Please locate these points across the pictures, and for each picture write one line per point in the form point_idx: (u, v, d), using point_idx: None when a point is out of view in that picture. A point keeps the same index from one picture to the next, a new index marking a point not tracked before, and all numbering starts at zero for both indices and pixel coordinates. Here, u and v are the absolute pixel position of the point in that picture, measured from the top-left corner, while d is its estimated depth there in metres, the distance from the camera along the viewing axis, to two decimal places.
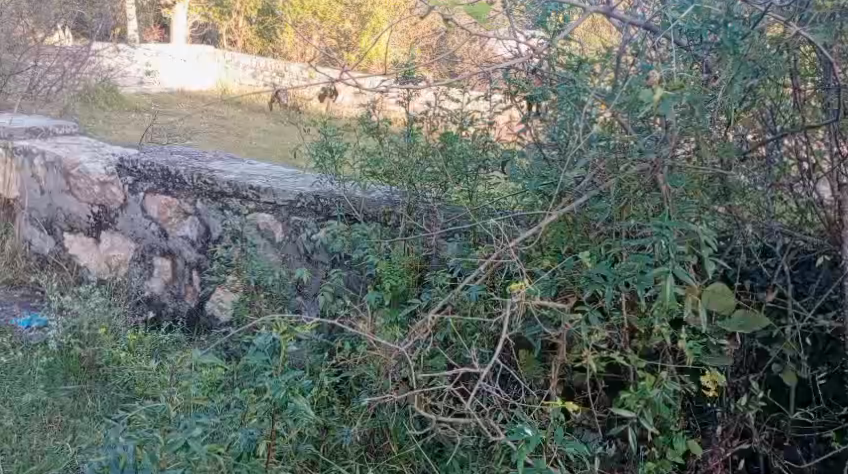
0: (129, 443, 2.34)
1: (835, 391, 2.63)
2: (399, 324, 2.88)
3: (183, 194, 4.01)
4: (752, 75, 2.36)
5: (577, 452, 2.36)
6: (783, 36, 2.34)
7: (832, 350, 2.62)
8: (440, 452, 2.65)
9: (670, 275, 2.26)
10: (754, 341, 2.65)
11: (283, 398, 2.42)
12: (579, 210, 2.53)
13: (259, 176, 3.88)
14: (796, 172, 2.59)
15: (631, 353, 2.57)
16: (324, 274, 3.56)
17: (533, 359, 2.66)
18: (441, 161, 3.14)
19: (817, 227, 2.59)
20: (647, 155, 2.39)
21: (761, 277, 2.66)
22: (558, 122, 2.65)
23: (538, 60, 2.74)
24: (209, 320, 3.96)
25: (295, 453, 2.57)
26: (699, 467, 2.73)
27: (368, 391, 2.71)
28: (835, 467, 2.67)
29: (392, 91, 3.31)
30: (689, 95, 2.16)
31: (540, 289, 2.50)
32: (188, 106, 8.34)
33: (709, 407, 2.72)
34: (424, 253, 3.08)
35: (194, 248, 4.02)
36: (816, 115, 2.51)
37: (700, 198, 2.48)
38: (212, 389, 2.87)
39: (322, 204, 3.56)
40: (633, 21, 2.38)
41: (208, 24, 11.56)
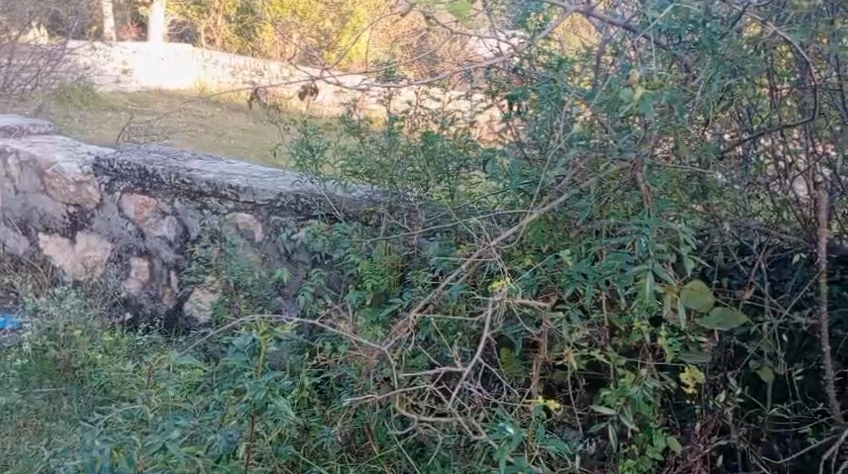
0: (106, 446, 2.30)
1: (811, 387, 2.68)
2: (380, 324, 2.85)
3: (161, 194, 4.00)
4: (728, 75, 2.37)
5: (560, 450, 2.40)
6: (760, 36, 2.35)
7: (808, 346, 2.65)
8: (422, 452, 2.64)
9: (650, 272, 2.29)
10: (732, 338, 2.67)
11: (264, 399, 2.39)
12: (561, 208, 2.55)
13: (238, 176, 3.86)
14: (773, 171, 2.61)
15: (610, 351, 2.60)
16: (305, 274, 3.55)
17: (514, 357, 2.67)
18: (422, 161, 3.16)
19: (793, 225, 2.61)
20: (627, 154, 2.41)
21: (738, 275, 2.69)
22: (539, 121, 2.68)
23: (519, 59, 2.76)
24: (188, 321, 3.92)
25: (276, 455, 2.61)
26: (679, 464, 2.71)
27: (349, 391, 2.71)
28: (811, 462, 2.71)
29: (373, 90, 3.32)
30: (669, 94, 2.16)
31: (522, 288, 2.51)
32: (165, 105, 8.27)
33: (687, 404, 2.74)
34: (405, 253, 3.09)
35: (172, 249, 4.00)
36: (793, 115, 2.52)
37: (679, 196, 2.49)
38: (190, 390, 2.92)
39: (302, 203, 3.56)
40: (612, 20, 2.40)
41: (184, 25, 11.44)
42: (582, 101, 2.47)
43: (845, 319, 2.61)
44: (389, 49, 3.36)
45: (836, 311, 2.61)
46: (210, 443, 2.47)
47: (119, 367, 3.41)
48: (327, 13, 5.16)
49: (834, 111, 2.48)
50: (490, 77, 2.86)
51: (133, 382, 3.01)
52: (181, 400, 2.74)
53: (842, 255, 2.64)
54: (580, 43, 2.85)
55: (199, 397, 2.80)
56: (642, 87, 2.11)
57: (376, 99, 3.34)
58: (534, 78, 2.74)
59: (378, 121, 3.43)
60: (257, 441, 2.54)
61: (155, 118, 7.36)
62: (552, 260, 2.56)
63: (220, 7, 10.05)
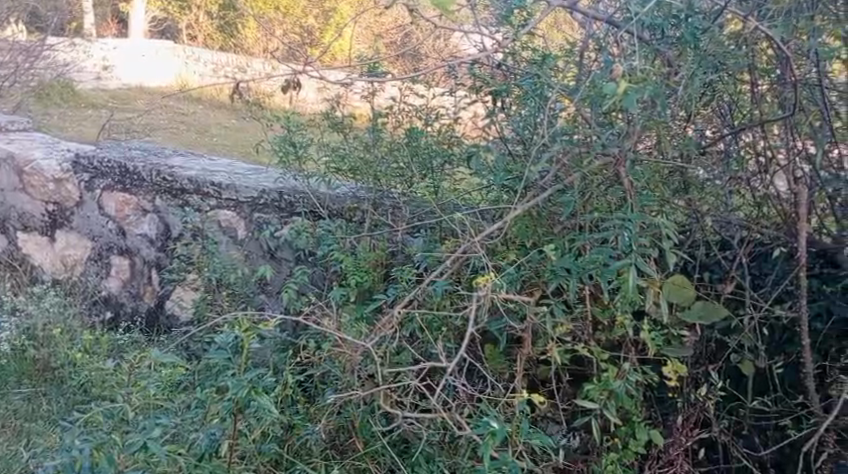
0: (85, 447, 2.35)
1: (791, 380, 2.70)
2: (365, 321, 2.85)
3: (142, 191, 3.98)
4: (710, 70, 2.39)
5: (543, 445, 2.40)
6: (742, 32, 2.37)
7: (788, 340, 2.67)
8: (407, 448, 2.65)
9: (633, 267, 2.31)
10: (713, 333, 2.69)
11: (246, 397, 2.39)
12: (545, 203, 2.57)
13: (220, 172, 3.85)
14: (754, 166, 2.60)
15: (594, 345, 2.60)
16: (289, 272, 3.54)
17: (498, 353, 2.67)
18: (406, 157, 3.16)
19: (773, 220, 2.62)
20: (610, 149, 2.41)
21: (720, 269, 2.70)
22: (523, 117, 2.72)
23: (503, 55, 2.76)
24: (170, 320, 3.91)
25: (259, 453, 2.58)
26: (661, 457, 2.73)
27: (333, 388, 2.71)
28: (791, 454, 2.73)
29: (357, 86, 3.33)
30: (651, 89, 2.17)
31: (506, 283, 2.51)
32: (146, 102, 8.22)
33: (669, 398, 2.75)
34: (390, 249, 3.11)
35: (154, 246, 3.98)
36: (772, 111, 2.51)
37: (661, 192, 2.52)
38: (173, 390, 2.91)
39: (285, 200, 3.57)
40: (596, 16, 2.41)
41: (165, 21, 11.33)
42: (566, 96, 2.50)
43: (824, 311, 2.63)
44: (373, 45, 3.35)
45: (816, 304, 2.64)
46: (191, 441, 2.49)
47: (98, 366, 3.36)
48: (310, 9, 5.13)
49: (814, 107, 2.48)
50: (474, 72, 2.86)
51: (114, 381, 3.00)
52: (162, 399, 2.73)
53: (822, 249, 2.64)
54: (563, 39, 2.87)
55: (180, 397, 2.79)
56: (626, 81, 2.12)
57: (360, 95, 3.36)
58: (518, 74, 2.75)
59: (361, 117, 3.41)
60: (240, 438, 2.50)
61: (136, 115, 7.32)
62: (536, 255, 2.57)
63: (201, 2, 9.97)
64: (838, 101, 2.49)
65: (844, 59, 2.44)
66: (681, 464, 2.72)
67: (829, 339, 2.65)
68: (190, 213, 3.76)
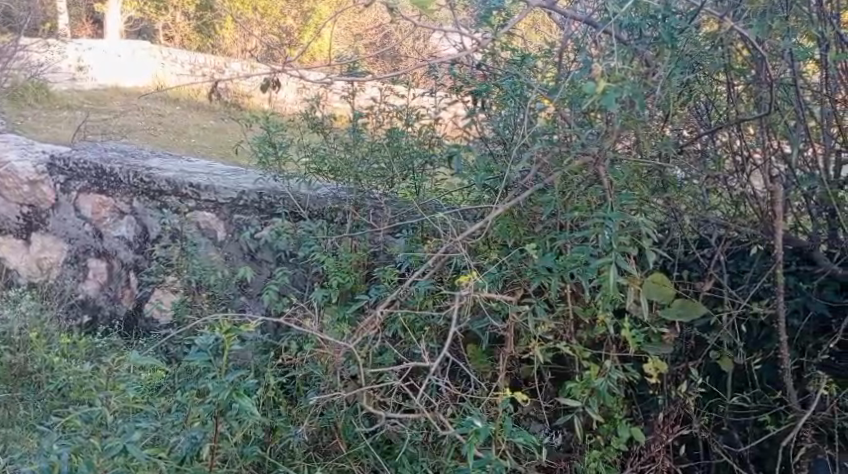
0: (63, 452, 2.34)
1: (770, 376, 2.72)
2: (347, 321, 2.86)
3: (119, 193, 3.98)
4: (687, 70, 2.43)
5: (526, 442, 2.40)
6: (718, 33, 2.40)
7: (767, 336, 2.69)
8: (390, 450, 2.66)
9: (613, 265, 2.32)
10: (693, 330, 2.69)
11: (228, 399, 2.39)
12: (527, 202, 2.58)
13: (198, 174, 3.85)
14: (731, 165, 2.62)
15: (575, 343, 2.61)
16: (270, 274, 3.54)
17: (480, 353, 2.69)
18: (387, 156, 3.17)
19: (751, 218, 2.63)
20: (589, 148, 2.43)
21: (698, 268, 2.73)
22: (505, 117, 2.74)
23: (482, 55, 2.77)
24: (148, 323, 3.88)
25: (242, 456, 2.55)
26: (642, 454, 2.74)
27: (315, 389, 2.71)
28: (770, 449, 2.75)
29: (337, 87, 3.33)
30: (630, 89, 2.18)
31: (488, 282, 2.53)
32: (123, 103, 8.17)
33: (651, 395, 2.76)
34: (371, 249, 3.10)
35: (131, 249, 3.98)
36: (748, 111, 2.54)
37: (641, 191, 2.52)
38: (153, 393, 2.92)
39: (265, 201, 3.58)
40: (574, 15, 2.42)
41: (141, 21, 11.27)
42: (546, 97, 2.54)
43: (801, 308, 2.65)
44: (352, 45, 3.35)
45: (793, 302, 2.65)
46: (172, 445, 2.48)
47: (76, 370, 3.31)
48: (287, 11, 5.10)
49: (789, 108, 2.50)
50: (454, 72, 2.89)
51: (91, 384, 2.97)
52: (142, 402, 2.73)
53: (798, 247, 2.64)
54: (542, 40, 2.89)
55: (160, 400, 2.79)
56: (605, 80, 2.14)
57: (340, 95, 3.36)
58: (498, 74, 2.75)
59: (342, 118, 3.42)
60: (222, 442, 2.48)
61: (112, 116, 7.27)
62: (518, 254, 2.59)
63: (178, 2, 9.92)
64: (812, 101, 2.52)
65: (818, 60, 2.47)
66: (662, 460, 2.72)
67: (806, 336, 2.67)
68: (167, 214, 3.75)
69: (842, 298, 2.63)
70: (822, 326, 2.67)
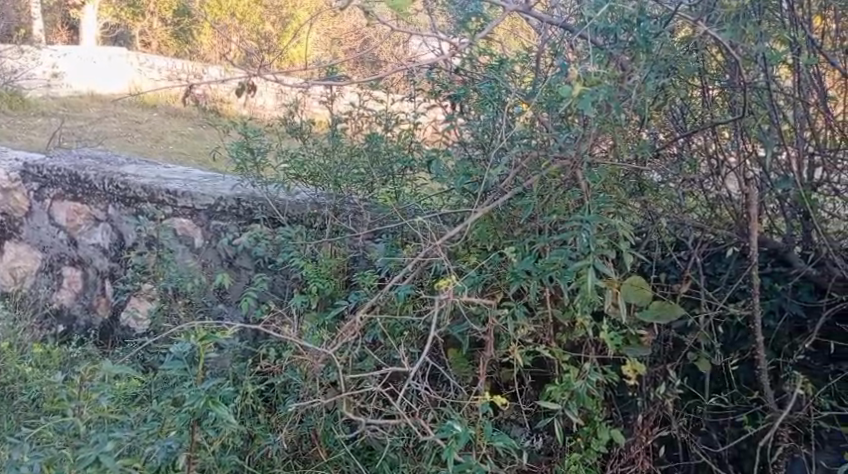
0: (34, 462, 2.38)
1: (747, 377, 2.74)
2: (326, 327, 2.86)
3: (94, 199, 3.92)
4: (662, 74, 2.41)
5: (507, 446, 2.44)
6: (692, 37, 2.42)
7: (743, 337, 2.71)
8: (370, 456, 2.67)
9: (592, 268, 2.34)
10: (670, 332, 2.72)
11: (203, 407, 2.38)
12: (505, 206, 2.58)
13: (174, 180, 3.81)
14: (706, 169, 2.65)
15: (555, 346, 2.63)
16: (249, 280, 3.52)
17: (462, 357, 2.69)
18: (367, 162, 3.17)
19: (727, 220, 2.65)
20: (567, 152, 2.45)
21: (676, 270, 2.74)
22: (482, 121, 2.75)
23: (460, 60, 2.80)
24: (125, 332, 3.85)
25: (220, 466, 2.55)
26: (622, 456, 2.75)
27: (295, 397, 2.70)
28: (748, 450, 2.75)
29: (316, 91, 3.33)
30: (606, 92, 2.22)
31: (467, 287, 2.53)
32: (98, 110, 8.11)
33: (630, 397, 2.78)
34: (351, 254, 3.12)
35: (107, 256, 3.92)
36: (723, 114, 2.58)
37: (618, 193, 2.53)
38: (128, 402, 2.90)
39: (244, 207, 3.53)
40: (551, 20, 2.42)
41: (117, 27, 11.22)
42: (524, 101, 2.59)
43: (777, 309, 2.68)
44: (331, 50, 3.36)
45: (768, 303, 2.68)
46: (147, 454, 2.44)
47: (50, 380, 3.28)
48: (265, 16, 5.04)
49: (763, 111, 2.50)
50: (432, 77, 2.91)
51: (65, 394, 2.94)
52: (117, 412, 2.71)
53: (773, 249, 2.67)
54: (520, 45, 2.90)
55: (135, 409, 2.77)
56: (580, 83, 2.18)
57: (319, 100, 3.36)
58: (476, 79, 2.79)
59: (321, 124, 3.42)
60: (200, 451, 2.48)
61: (87, 122, 7.23)
62: (497, 258, 2.59)
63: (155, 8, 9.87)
64: (785, 105, 2.54)
65: (791, 65, 2.48)
66: (641, 462, 2.74)
67: (782, 337, 2.70)
68: (143, 220, 3.65)
69: (816, 298, 2.65)
70: (797, 327, 2.70)
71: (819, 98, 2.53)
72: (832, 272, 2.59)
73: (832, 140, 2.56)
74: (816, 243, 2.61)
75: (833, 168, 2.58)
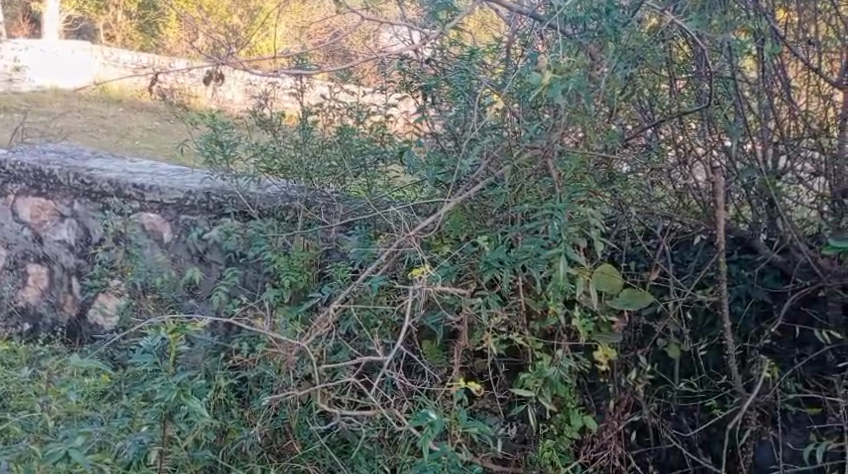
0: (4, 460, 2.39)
1: (716, 362, 2.75)
2: (300, 320, 2.87)
3: (59, 194, 3.87)
4: (630, 64, 2.42)
5: (481, 432, 2.43)
6: (659, 26, 2.42)
7: (711, 323, 2.74)
8: (346, 449, 2.68)
9: (564, 256, 2.38)
10: (640, 319, 2.75)
11: (176, 400, 2.38)
12: (477, 197, 2.60)
13: (142, 174, 3.76)
14: (674, 158, 2.65)
15: (528, 335, 2.64)
16: (219, 275, 3.51)
17: (436, 348, 2.70)
18: (339, 154, 3.17)
19: (694, 210, 2.67)
20: (537, 142, 2.46)
21: (645, 259, 2.77)
22: (453, 113, 2.78)
23: (431, 50, 2.80)
24: (93, 329, 3.81)
25: (193, 461, 2.54)
26: (595, 442, 2.77)
27: (268, 390, 2.70)
28: (718, 433, 2.79)
29: (285, 82, 3.34)
30: (576, 82, 2.27)
31: (441, 276, 2.55)
32: (62, 105, 8.01)
33: (602, 383, 2.80)
34: (324, 248, 3.13)
35: (73, 253, 3.87)
36: (690, 103, 2.60)
37: (588, 182, 2.53)
38: (97, 399, 2.86)
39: (213, 201, 3.50)
40: (519, 10, 2.48)
41: (81, 21, 11.06)
42: (494, 90, 2.58)
43: (743, 295, 2.72)
44: (298, 40, 3.33)
45: (735, 289, 2.72)
46: (118, 450, 2.43)
47: (16, 377, 3.23)
48: (233, 7, 4.97)
49: (729, 102, 2.56)
50: (403, 68, 2.88)
51: (31, 390, 2.90)
52: (86, 408, 2.69)
53: (739, 237, 2.72)
54: (490, 36, 2.89)
55: (105, 405, 2.76)
56: (550, 73, 2.26)
57: (289, 92, 3.35)
58: (447, 69, 2.79)
59: (291, 118, 3.37)
60: (172, 446, 2.48)
61: (51, 117, 7.14)
62: (470, 247, 2.61)
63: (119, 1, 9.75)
64: (750, 96, 2.57)
65: (755, 55, 2.51)
66: (614, 447, 2.75)
67: (748, 322, 2.73)
68: (110, 215, 3.59)
69: (782, 284, 2.69)
70: (763, 312, 2.73)
71: (782, 88, 2.55)
72: (796, 258, 2.63)
73: (795, 130, 2.58)
74: (781, 230, 2.64)
75: (797, 157, 2.60)
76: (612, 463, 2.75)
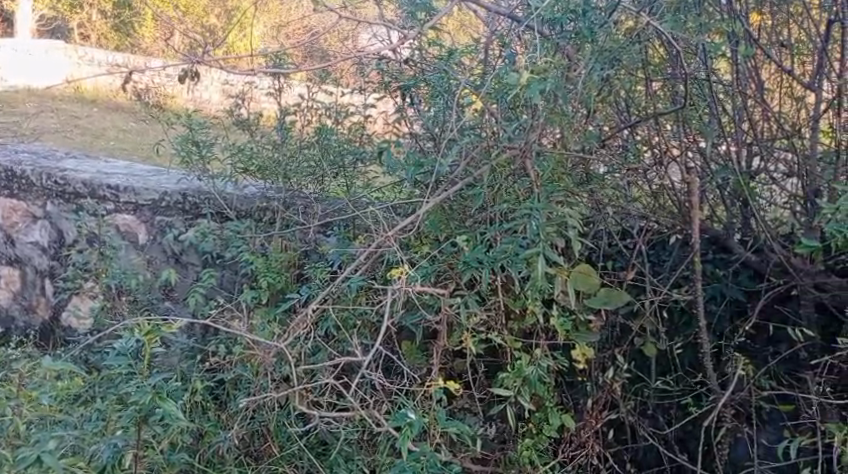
0: None
1: (691, 360, 2.79)
2: (277, 321, 2.88)
3: (32, 196, 3.80)
4: (607, 66, 2.43)
5: (460, 431, 2.44)
6: (635, 27, 2.43)
7: (686, 322, 2.77)
8: (324, 450, 2.68)
9: (542, 255, 2.39)
10: (618, 318, 2.75)
11: (150, 402, 2.36)
12: (456, 196, 2.62)
13: (117, 175, 3.73)
14: (650, 159, 2.67)
15: (507, 334, 2.65)
16: (196, 276, 3.51)
17: (415, 348, 2.71)
18: (317, 154, 3.18)
19: (670, 210, 2.70)
20: (516, 142, 2.48)
21: (622, 258, 2.78)
22: (431, 113, 2.78)
23: (410, 50, 2.81)
24: (66, 332, 3.77)
25: (169, 464, 2.53)
26: (573, 440, 2.78)
27: (245, 392, 2.69)
28: (693, 431, 2.82)
29: (262, 81, 3.34)
30: (552, 82, 2.31)
31: (420, 277, 2.55)
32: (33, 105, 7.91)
33: (580, 382, 2.81)
34: (302, 249, 3.12)
35: (46, 255, 3.80)
36: (666, 105, 2.62)
37: (565, 182, 2.54)
38: (70, 402, 2.83)
39: (190, 202, 3.50)
40: (498, 10, 2.52)
41: (53, 21, 10.91)
42: (472, 91, 2.58)
43: (718, 294, 2.74)
44: (276, 39, 3.33)
45: (710, 288, 2.74)
46: (92, 453, 2.41)
47: None
48: (209, 7, 4.95)
49: (703, 104, 2.58)
50: (381, 68, 2.89)
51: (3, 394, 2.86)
52: (59, 412, 2.66)
53: (714, 236, 2.72)
54: (468, 38, 2.90)
55: (79, 408, 2.73)
56: (527, 73, 2.29)
57: (266, 92, 3.34)
58: (425, 69, 2.79)
59: (270, 118, 3.39)
60: (148, 450, 2.46)
61: (22, 117, 7.01)
62: (449, 247, 2.62)
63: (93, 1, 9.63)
64: (725, 98, 2.60)
65: (729, 58, 2.54)
66: (592, 446, 2.76)
67: (723, 320, 2.76)
68: (83, 216, 3.53)
69: (756, 283, 2.72)
70: (737, 310, 2.76)
71: (756, 89, 2.58)
72: (769, 258, 2.65)
73: (769, 131, 2.61)
74: (755, 229, 2.67)
75: (770, 158, 2.63)
76: (590, 461, 2.77)
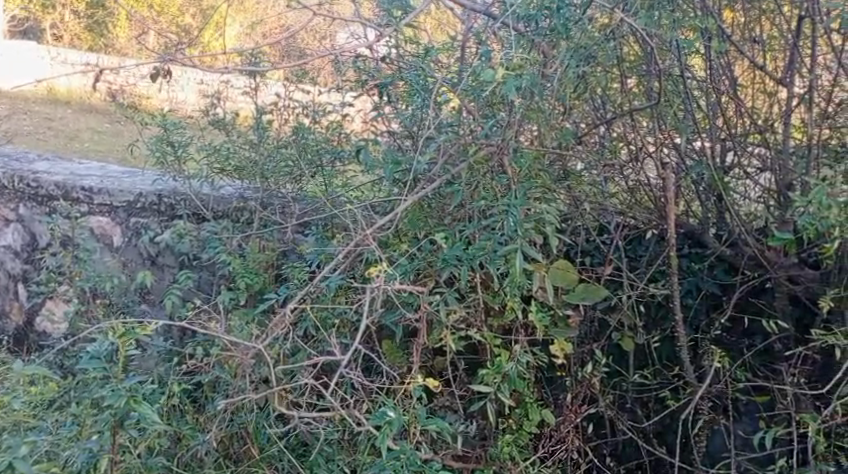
0: None
1: (668, 353, 2.83)
2: (256, 320, 2.87)
3: (3, 199, 3.75)
4: (582, 62, 2.46)
5: (440, 428, 2.45)
6: (609, 24, 2.45)
7: (664, 316, 2.80)
8: (305, 451, 2.67)
9: (520, 252, 2.40)
10: (596, 313, 2.77)
11: (125, 406, 2.34)
12: (433, 194, 2.62)
13: (90, 177, 3.71)
14: (626, 155, 2.68)
15: (486, 331, 2.65)
16: (173, 278, 3.50)
17: (396, 348, 2.70)
18: (295, 152, 3.17)
19: (646, 205, 2.72)
20: (493, 139, 2.49)
21: (600, 254, 2.79)
22: (409, 112, 2.78)
23: (387, 48, 2.81)
24: (41, 336, 3.73)
25: (147, 470, 2.49)
26: (553, 435, 2.77)
27: (223, 394, 2.69)
28: (671, 424, 2.85)
29: (239, 79, 3.34)
30: (528, 78, 2.34)
31: (398, 274, 2.54)
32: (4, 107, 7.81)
33: (559, 377, 2.81)
34: (281, 248, 3.13)
35: (19, 258, 3.75)
36: (641, 101, 2.64)
37: (543, 179, 2.55)
38: (43, 407, 2.80)
39: (165, 203, 3.49)
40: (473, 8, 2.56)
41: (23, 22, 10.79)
42: (449, 88, 2.59)
43: (694, 288, 2.77)
44: (252, 38, 3.32)
45: (686, 282, 2.77)
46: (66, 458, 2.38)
47: None
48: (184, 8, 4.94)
49: (678, 100, 2.59)
50: (358, 65, 2.92)
51: None
52: (32, 418, 2.63)
53: (689, 231, 2.76)
54: (446, 36, 2.92)
55: (53, 413, 2.69)
56: (503, 69, 2.32)
57: (241, 91, 3.36)
58: (402, 66, 2.78)
59: (246, 117, 3.39)
60: (124, 454, 2.44)
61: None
62: (427, 245, 2.62)
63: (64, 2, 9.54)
64: (699, 94, 2.62)
65: (703, 54, 2.56)
66: (571, 441, 2.76)
67: (699, 314, 2.79)
68: (55, 217, 3.42)
69: (731, 277, 2.75)
70: (713, 304, 2.80)
71: (730, 85, 2.60)
72: (743, 251, 2.68)
73: (742, 125, 2.64)
74: (730, 224, 2.68)
75: (744, 153, 2.65)
76: (570, 456, 2.78)
